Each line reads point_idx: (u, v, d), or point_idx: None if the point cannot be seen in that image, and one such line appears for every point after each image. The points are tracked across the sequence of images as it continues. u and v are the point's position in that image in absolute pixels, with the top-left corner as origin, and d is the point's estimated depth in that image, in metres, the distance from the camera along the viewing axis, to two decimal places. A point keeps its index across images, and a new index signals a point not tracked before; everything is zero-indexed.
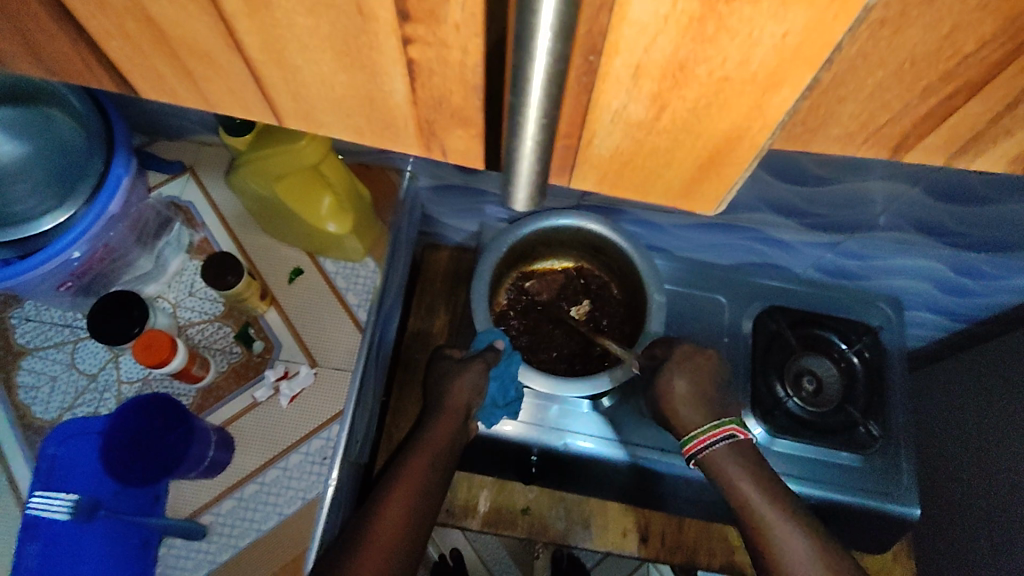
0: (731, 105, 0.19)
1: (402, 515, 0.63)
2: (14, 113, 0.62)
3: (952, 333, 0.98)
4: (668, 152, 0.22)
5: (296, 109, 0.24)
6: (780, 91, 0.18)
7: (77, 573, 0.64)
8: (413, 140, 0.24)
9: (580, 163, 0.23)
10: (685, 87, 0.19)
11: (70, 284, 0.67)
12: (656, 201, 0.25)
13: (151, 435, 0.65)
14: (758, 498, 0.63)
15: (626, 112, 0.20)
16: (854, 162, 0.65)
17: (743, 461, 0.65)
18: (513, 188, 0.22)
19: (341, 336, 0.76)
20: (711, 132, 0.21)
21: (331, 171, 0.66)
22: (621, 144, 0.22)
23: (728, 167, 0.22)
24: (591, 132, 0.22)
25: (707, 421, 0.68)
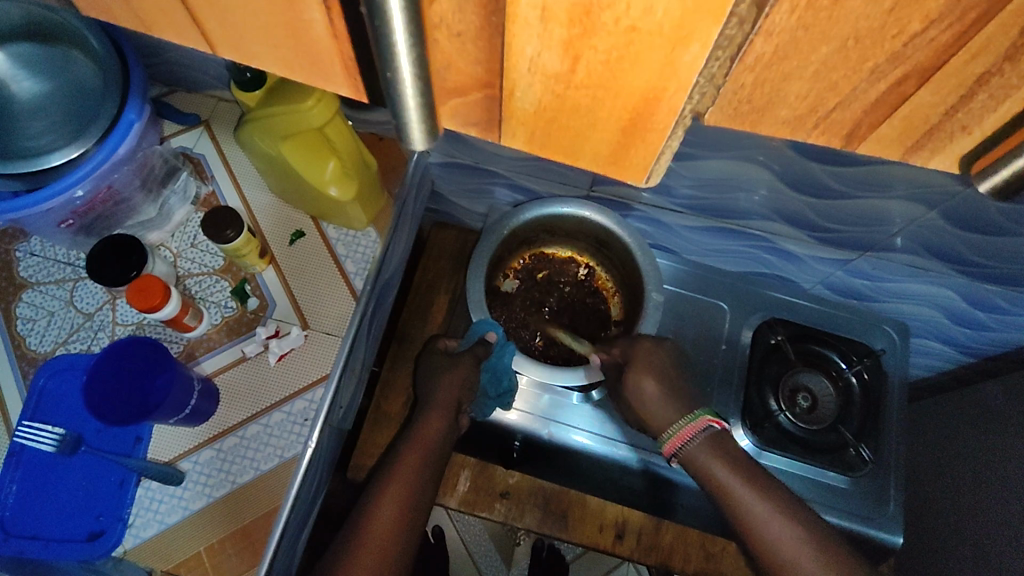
0: (642, 61, 0.19)
1: (397, 518, 0.65)
2: (35, 49, 0.66)
3: (960, 366, 0.96)
4: (591, 112, 0.22)
5: (225, 37, 0.22)
6: (689, 46, 0.18)
7: (56, 501, 0.68)
8: (342, 77, 0.23)
9: (506, 116, 0.23)
10: (594, 37, 0.18)
11: (72, 221, 0.68)
12: (587, 166, 0.26)
13: (136, 375, 0.67)
14: (729, 477, 0.65)
15: (540, 61, 0.20)
16: (873, 178, 0.64)
17: (716, 447, 0.68)
18: (406, 128, 0.24)
19: (334, 302, 0.75)
20: (626, 91, 0.20)
21: (336, 135, 0.66)
22: (542, 99, 0.22)
23: (650, 133, 0.22)
24: (511, 82, 0.21)
25: (681, 419, 0.71)
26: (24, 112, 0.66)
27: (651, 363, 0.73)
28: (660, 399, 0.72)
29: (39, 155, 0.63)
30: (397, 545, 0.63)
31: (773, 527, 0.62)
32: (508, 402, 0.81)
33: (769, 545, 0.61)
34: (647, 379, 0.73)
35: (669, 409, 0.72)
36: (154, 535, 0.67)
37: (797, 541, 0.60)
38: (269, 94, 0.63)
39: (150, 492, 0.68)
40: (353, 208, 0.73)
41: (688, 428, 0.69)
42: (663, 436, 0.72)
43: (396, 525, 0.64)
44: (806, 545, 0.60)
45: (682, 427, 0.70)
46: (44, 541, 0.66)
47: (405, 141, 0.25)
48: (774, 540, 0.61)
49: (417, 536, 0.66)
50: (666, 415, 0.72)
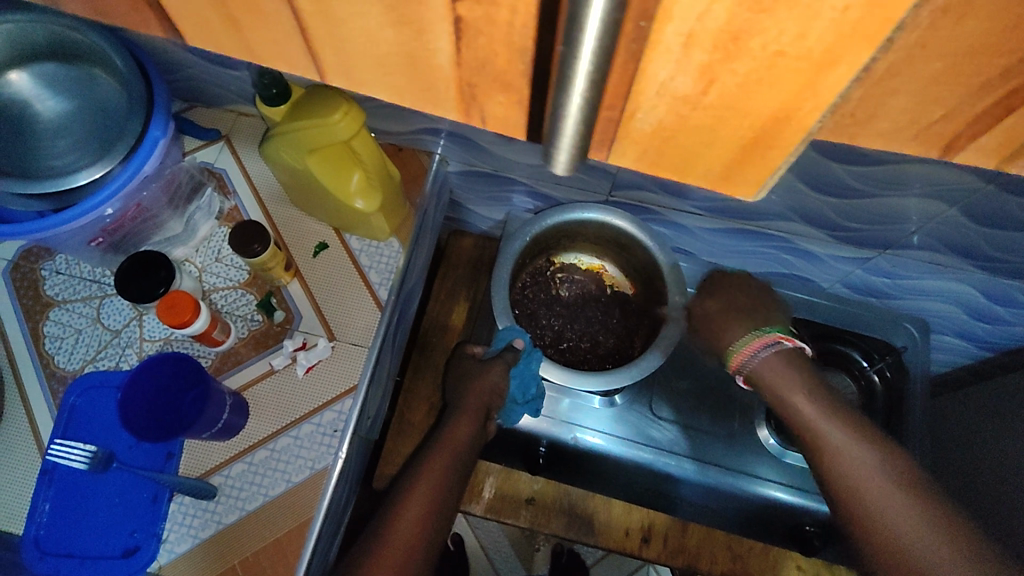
0: (779, 84, 0.18)
1: (419, 518, 0.64)
2: (57, 68, 0.67)
3: (979, 361, 0.97)
4: (712, 132, 0.21)
5: (338, 66, 0.22)
6: (835, 69, 0.17)
7: (89, 520, 0.68)
8: (453, 106, 0.23)
9: (620, 138, 0.22)
10: (736, 61, 0.18)
11: (101, 241, 0.69)
12: (694, 182, 0.24)
13: (169, 391, 0.68)
14: (807, 402, 0.60)
15: (672, 84, 0.19)
16: (894, 176, 0.65)
17: (790, 364, 0.63)
18: (556, 154, 0.22)
19: (360, 313, 0.75)
20: (756, 112, 0.19)
21: (362, 147, 0.68)
22: (665, 120, 0.21)
23: (771, 151, 0.21)
24: (634, 106, 0.20)
25: (747, 332, 0.67)
26: (47, 130, 0.67)
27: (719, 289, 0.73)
28: (724, 319, 0.71)
29: (65, 175, 0.63)
30: (421, 544, 0.63)
31: (866, 476, 0.54)
32: (535, 408, 0.81)
33: (852, 487, 0.55)
34: (710, 298, 0.72)
35: (733, 326, 0.69)
36: (187, 550, 0.67)
37: (885, 485, 0.54)
38: (293, 109, 0.64)
39: (182, 507, 0.68)
40: (377, 219, 0.74)
41: (754, 342, 0.65)
42: (732, 347, 0.68)
43: (421, 523, 0.64)
44: (898, 490, 0.53)
45: (753, 339, 0.66)
46: (79, 559, 0.66)
47: (549, 168, 0.23)
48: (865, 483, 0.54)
49: (440, 541, 0.66)
50: (735, 331, 0.68)
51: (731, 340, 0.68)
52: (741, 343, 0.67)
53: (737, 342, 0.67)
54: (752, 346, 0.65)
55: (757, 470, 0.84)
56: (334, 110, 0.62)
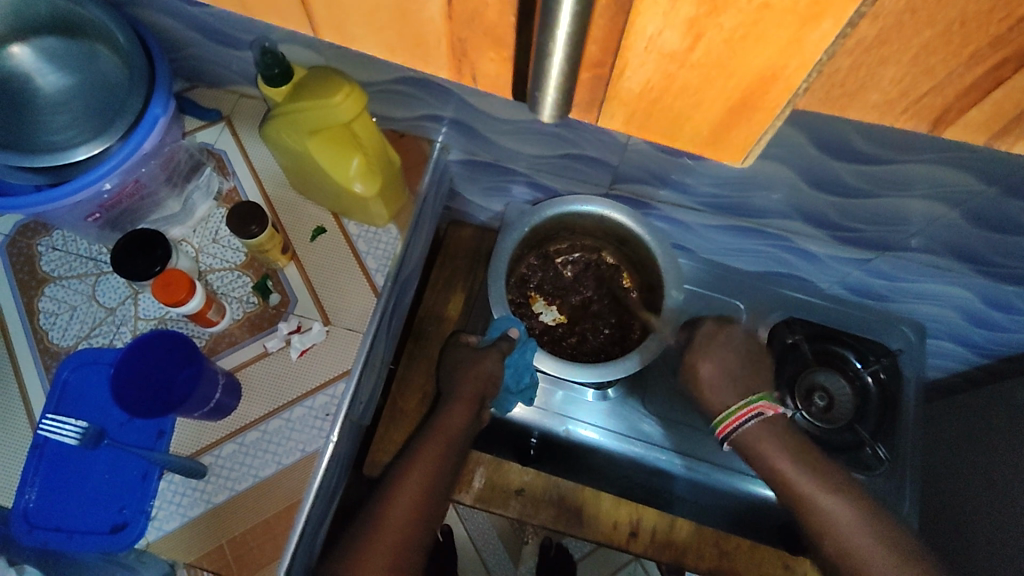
0: (766, 39, 0.19)
1: (416, 501, 0.66)
2: (60, 44, 0.67)
3: (974, 367, 0.98)
4: (699, 92, 0.22)
5: (329, 20, 0.23)
6: (821, 23, 0.18)
7: (79, 495, 0.68)
8: (444, 62, 0.24)
9: (608, 98, 0.23)
10: (722, 14, 0.18)
11: (98, 216, 0.69)
12: (682, 147, 0.25)
13: (163, 368, 0.68)
14: (793, 470, 0.67)
15: (660, 40, 0.20)
16: (897, 176, 0.65)
17: (773, 432, 0.69)
18: (541, 96, 0.23)
19: (356, 298, 0.75)
20: (743, 71, 0.20)
21: (362, 130, 0.67)
22: (652, 79, 0.22)
23: (758, 112, 0.22)
24: (623, 62, 0.21)
25: (734, 402, 0.70)
26: (46, 104, 0.67)
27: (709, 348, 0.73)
28: (718, 382, 0.71)
29: (63, 150, 0.63)
30: (415, 529, 0.65)
31: (845, 521, 0.64)
32: (529, 396, 0.82)
33: (833, 529, 0.64)
34: (703, 362, 0.72)
35: (723, 390, 0.71)
36: (176, 528, 0.67)
37: (862, 530, 0.63)
38: (295, 90, 0.64)
39: (172, 486, 0.68)
40: (376, 205, 0.73)
41: (739, 415, 0.69)
42: (720, 416, 0.71)
43: (415, 515, 0.65)
44: (881, 545, 0.63)
45: (738, 411, 0.69)
46: (67, 533, 0.66)
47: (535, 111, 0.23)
48: (849, 539, 0.63)
49: (432, 532, 0.67)
50: (722, 397, 0.71)
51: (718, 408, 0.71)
52: (729, 412, 0.70)
53: (722, 413, 0.70)
54: (737, 419, 0.69)
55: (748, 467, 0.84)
56: (335, 92, 0.62)
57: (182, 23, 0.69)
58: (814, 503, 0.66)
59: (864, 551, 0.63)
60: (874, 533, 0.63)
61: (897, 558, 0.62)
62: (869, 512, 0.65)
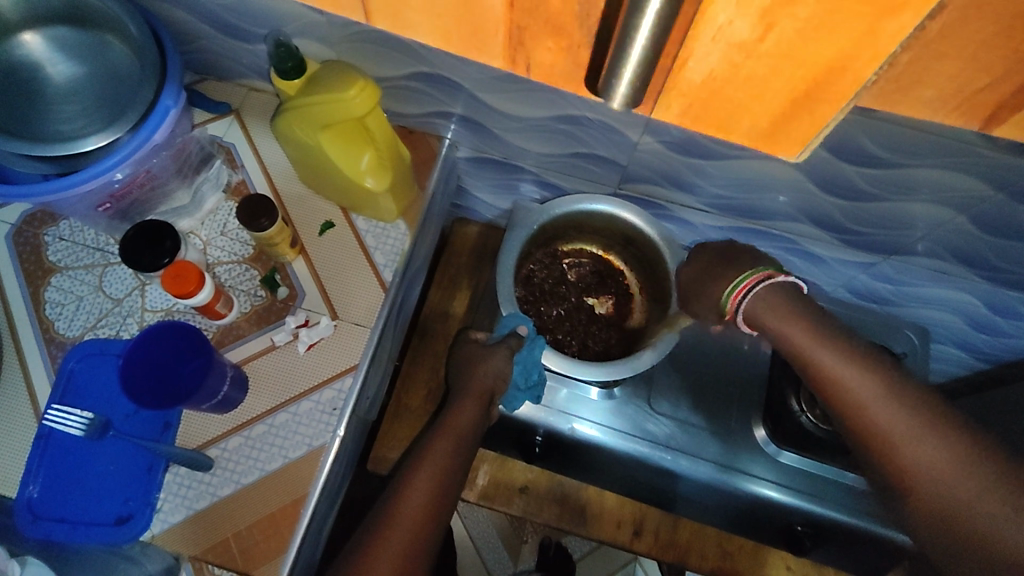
0: (837, 31, 0.25)
1: (427, 501, 0.64)
2: (72, 34, 0.67)
3: (975, 373, 0.98)
4: (766, 76, 0.28)
5: None
6: (900, 16, 0.24)
7: (83, 486, 0.67)
8: None
9: (667, 89, 0.31)
10: (797, 7, 0.24)
11: (109, 206, 0.69)
12: (737, 141, 0.34)
13: (172, 360, 0.68)
14: (805, 338, 0.54)
15: (729, 29, 0.26)
16: (905, 180, 0.65)
17: (782, 306, 0.56)
18: (616, 81, 0.29)
19: (364, 293, 0.75)
20: (814, 58, 0.26)
21: (375, 126, 0.67)
22: (717, 67, 0.29)
23: (819, 101, 0.29)
24: (689, 53, 0.28)
25: (736, 276, 0.60)
26: (55, 93, 0.67)
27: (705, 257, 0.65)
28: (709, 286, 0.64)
29: (73, 139, 0.63)
30: (428, 525, 0.63)
31: (855, 381, 0.50)
32: (539, 393, 0.81)
33: (858, 411, 0.49)
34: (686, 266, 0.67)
35: (721, 276, 0.63)
36: (181, 521, 0.67)
37: (876, 391, 0.49)
38: (308, 84, 0.64)
39: (177, 478, 0.68)
40: (386, 200, 0.73)
41: (741, 288, 0.59)
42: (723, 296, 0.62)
43: (429, 511, 0.64)
44: (935, 442, 0.45)
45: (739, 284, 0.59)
46: (71, 524, 0.66)
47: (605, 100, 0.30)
48: (860, 404, 0.49)
49: (444, 530, 0.65)
50: (718, 285, 0.63)
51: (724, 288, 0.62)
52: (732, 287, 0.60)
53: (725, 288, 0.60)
54: (746, 285, 0.59)
55: (751, 468, 0.84)
56: (349, 86, 0.62)
57: (195, 17, 0.69)
58: (828, 375, 0.52)
59: (920, 453, 0.46)
60: (923, 410, 0.47)
61: (966, 457, 0.44)
62: (916, 408, 0.47)
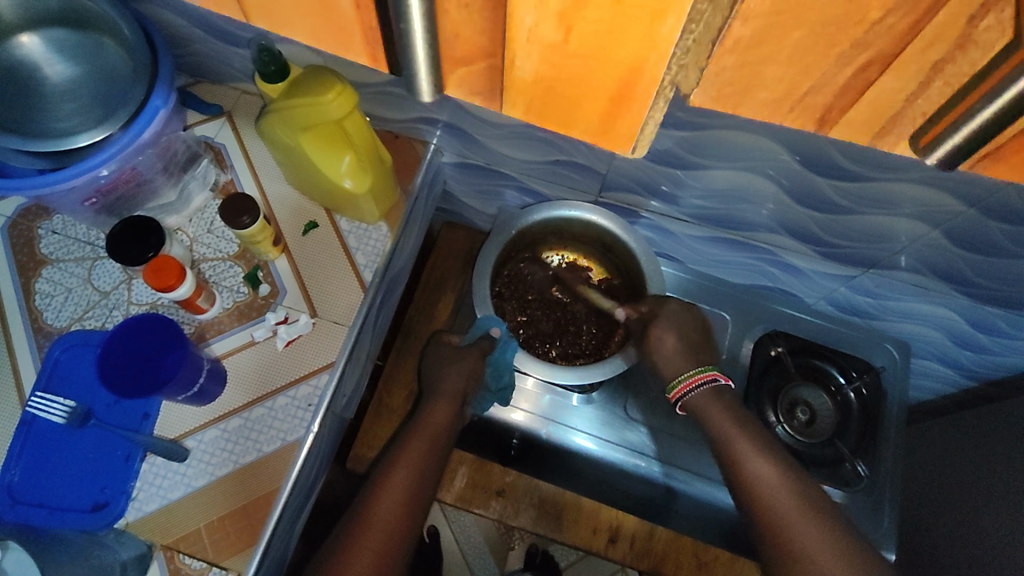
0: (612, 38, 0.38)
1: (403, 504, 0.66)
2: (67, 35, 0.70)
3: (961, 390, 0.97)
4: (575, 90, 0.44)
5: None
6: (660, 17, 0.35)
7: (62, 474, 0.69)
8: None
9: (508, 84, 0.47)
10: (584, 12, 0.36)
11: (95, 201, 0.71)
12: (576, 132, 0.50)
13: (149, 352, 0.69)
14: (732, 430, 0.70)
15: (538, 32, 0.39)
16: (878, 194, 0.66)
17: (720, 402, 0.72)
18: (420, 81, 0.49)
19: (343, 292, 0.77)
20: (606, 62, 0.40)
21: (354, 129, 0.69)
22: (540, 71, 0.43)
23: (629, 103, 0.44)
24: (515, 58, 0.43)
25: (689, 367, 0.75)
26: (53, 93, 0.69)
27: (672, 320, 0.76)
28: (674, 353, 0.75)
29: (66, 136, 0.65)
30: (402, 526, 0.65)
31: (773, 484, 0.65)
32: (505, 398, 0.83)
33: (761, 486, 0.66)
34: (668, 334, 0.75)
35: (676, 358, 0.75)
36: (155, 510, 0.68)
37: (787, 493, 0.65)
38: (289, 88, 0.66)
39: (154, 468, 0.69)
40: (366, 202, 0.75)
41: (694, 378, 0.74)
42: (674, 380, 0.76)
43: (404, 512, 0.65)
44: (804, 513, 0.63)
45: (691, 375, 0.74)
46: (49, 510, 0.68)
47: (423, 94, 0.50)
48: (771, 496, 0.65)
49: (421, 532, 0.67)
50: (678, 365, 0.75)
51: (673, 371, 0.75)
52: (680, 377, 0.75)
53: (677, 376, 0.75)
54: (688, 383, 0.74)
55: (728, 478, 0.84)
56: (327, 90, 0.64)
57: (187, 21, 0.71)
58: (746, 464, 0.68)
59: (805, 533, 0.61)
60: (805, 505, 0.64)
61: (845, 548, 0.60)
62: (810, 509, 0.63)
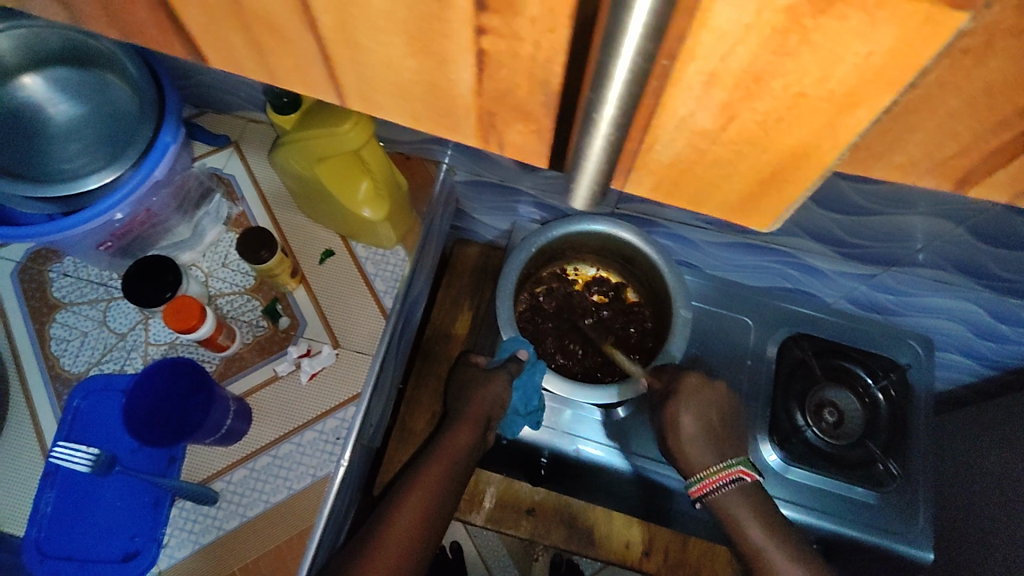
0: (802, 120, 0.19)
1: (415, 523, 0.65)
2: (72, 74, 0.68)
3: (982, 379, 0.97)
4: (730, 164, 0.22)
5: (357, 91, 0.24)
6: (856, 111, 0.19)
7: (90, 522, 0.68)
8: (471, 132, 0.24)
9: (638, 167, 0.24)
10: (756, 99, 0.19)
11: (110, 244, 0.70)
12: (710, 212, 0.26)
13: (175, 397, 0.68)
14: (763, 539, 0.67)
15: (692, 119, 0.21)
16: (901, 195, 0.65)
17: (749, 499, 0.69)
18: (576, 185, 0.24)
19: (365, 321, 0.76)
20: (777, 146, 0.21)
21: (371, 157, 0.67)
22: (682, 152, 0.22)
23: (788, 184, 0.23)
24: (653, 137, 0.22)
25: (715, 463, 0.71)
26: (60, 133, 0.68)
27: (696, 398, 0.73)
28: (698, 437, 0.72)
29: (76, 179, 0.64)
30: (417, 546, 0.64)
31: None
32: (537, 419, 0.81)
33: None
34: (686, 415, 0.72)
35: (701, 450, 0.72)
36: (187, 556, 0.67)
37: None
38: (305, 118, 0.64)
39: (183, 513, 0.68)
40: (384, 228, 0.74)
41: (719, 477, 0.70)
42: (693, 477, 0.72)
43: (417, 532, 0.65)
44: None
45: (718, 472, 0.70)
46: (78, 562, 0.67)
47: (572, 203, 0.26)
48: None
49: (433, 548, 0.67)
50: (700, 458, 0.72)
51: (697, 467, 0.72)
52: (705, 474, 0.71)
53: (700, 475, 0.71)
54: (719, 480, 0.70)
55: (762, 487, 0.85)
56: (343, 120, 0.62)
57: None
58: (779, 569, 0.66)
59: None
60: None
61: None
62: None
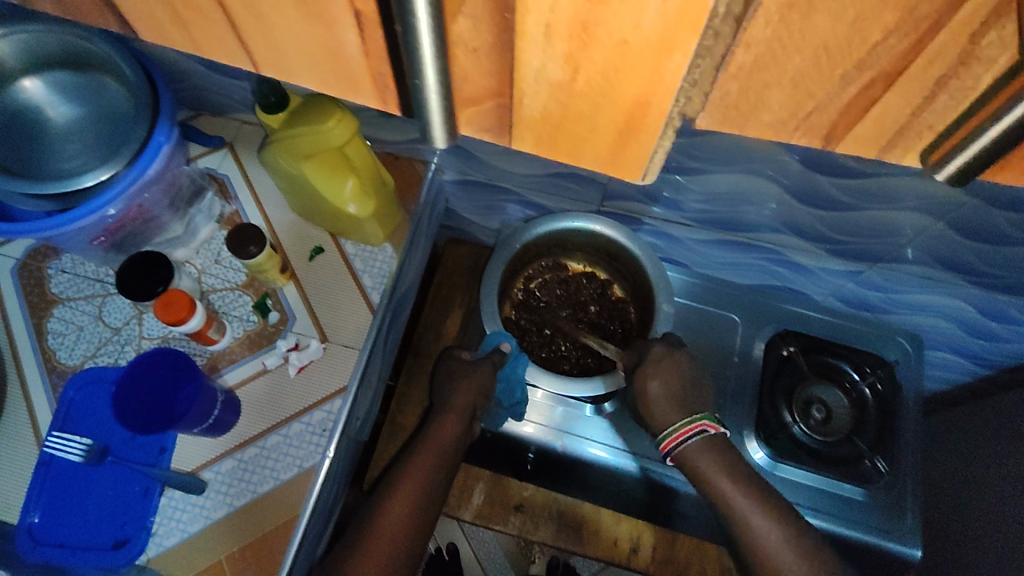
0: (633, 68, 0.25)
1: (405, 519, 0.66)
2: (69, 76, 0.70)
3: (977, 379, 0.97)
4: (591, 117, 0.28)
5: (270, 58, 0.30)
6: (674, 56, 0.24)
7: (83, 511, 0.70)
8: (370, 93, 0.31)
9: (517, 122, 0.30)
10: (591, 49, 0.24)
11: (103, 239, 0.72)
12: (588, 165, 0.32)
13: (165, 386, 0.70)
14: (733, 489, 0.66)
15: (546, 72, 0.26)
16: (880, 190, 0.65)
17: (717, 453, 0.68)
18: (429, 127, 0.31)
19: (353, 316, 0.77)
20: (625, 96, 0.26)
21: (356, 154, 0.69)
22: (549, 107, 0.28)
23: (641, 133, 0.29)
24: (521, 92, 0.28)
25: (680, 419, 0.70)
26: (59, 134, 0.71)
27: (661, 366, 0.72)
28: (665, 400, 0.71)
29: (72, 177, 0.65)
30: (410, 539, 0.66)
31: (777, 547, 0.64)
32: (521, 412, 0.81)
33: (769, 558, 0.64)
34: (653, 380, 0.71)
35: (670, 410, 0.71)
36: (175, 544, 0.68)
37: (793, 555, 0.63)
38: (291, 117, 0.67)
39: (172, 502, 0.70)
40: (371, 225, 0.76)
41: (683, 431, 0.69)
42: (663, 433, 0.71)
43: (408, 526, 0.66)
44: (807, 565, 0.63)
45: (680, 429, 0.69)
46: (71, 549, 0.68)
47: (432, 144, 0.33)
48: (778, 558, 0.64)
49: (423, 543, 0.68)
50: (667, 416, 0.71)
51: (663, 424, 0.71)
52: (670, 431, 0.70)
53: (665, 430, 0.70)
54: (681, 435, 0.69)
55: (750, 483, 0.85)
56: (327, 118, 0.65)
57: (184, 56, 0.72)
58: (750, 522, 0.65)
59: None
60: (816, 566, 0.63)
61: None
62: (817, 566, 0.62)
